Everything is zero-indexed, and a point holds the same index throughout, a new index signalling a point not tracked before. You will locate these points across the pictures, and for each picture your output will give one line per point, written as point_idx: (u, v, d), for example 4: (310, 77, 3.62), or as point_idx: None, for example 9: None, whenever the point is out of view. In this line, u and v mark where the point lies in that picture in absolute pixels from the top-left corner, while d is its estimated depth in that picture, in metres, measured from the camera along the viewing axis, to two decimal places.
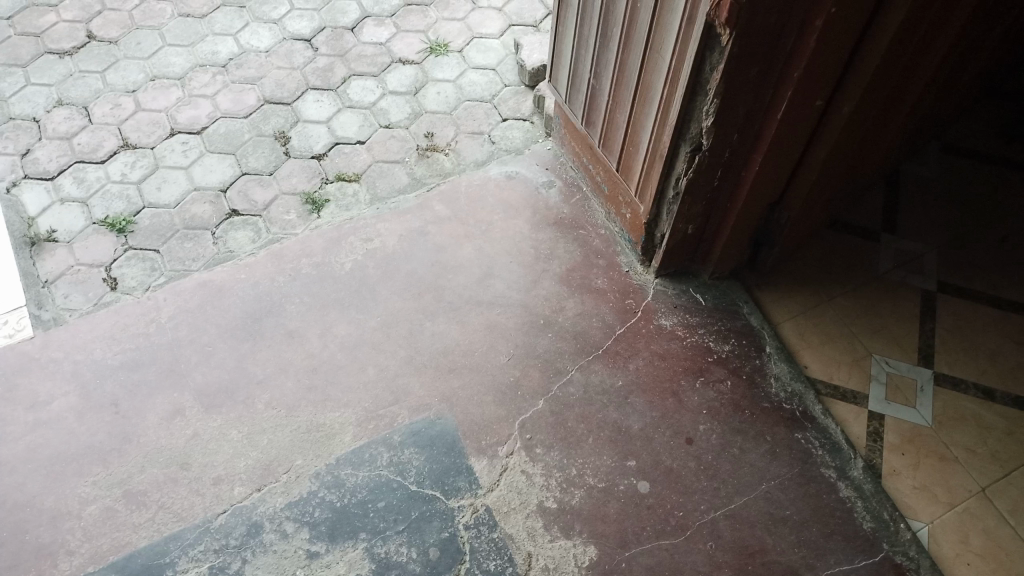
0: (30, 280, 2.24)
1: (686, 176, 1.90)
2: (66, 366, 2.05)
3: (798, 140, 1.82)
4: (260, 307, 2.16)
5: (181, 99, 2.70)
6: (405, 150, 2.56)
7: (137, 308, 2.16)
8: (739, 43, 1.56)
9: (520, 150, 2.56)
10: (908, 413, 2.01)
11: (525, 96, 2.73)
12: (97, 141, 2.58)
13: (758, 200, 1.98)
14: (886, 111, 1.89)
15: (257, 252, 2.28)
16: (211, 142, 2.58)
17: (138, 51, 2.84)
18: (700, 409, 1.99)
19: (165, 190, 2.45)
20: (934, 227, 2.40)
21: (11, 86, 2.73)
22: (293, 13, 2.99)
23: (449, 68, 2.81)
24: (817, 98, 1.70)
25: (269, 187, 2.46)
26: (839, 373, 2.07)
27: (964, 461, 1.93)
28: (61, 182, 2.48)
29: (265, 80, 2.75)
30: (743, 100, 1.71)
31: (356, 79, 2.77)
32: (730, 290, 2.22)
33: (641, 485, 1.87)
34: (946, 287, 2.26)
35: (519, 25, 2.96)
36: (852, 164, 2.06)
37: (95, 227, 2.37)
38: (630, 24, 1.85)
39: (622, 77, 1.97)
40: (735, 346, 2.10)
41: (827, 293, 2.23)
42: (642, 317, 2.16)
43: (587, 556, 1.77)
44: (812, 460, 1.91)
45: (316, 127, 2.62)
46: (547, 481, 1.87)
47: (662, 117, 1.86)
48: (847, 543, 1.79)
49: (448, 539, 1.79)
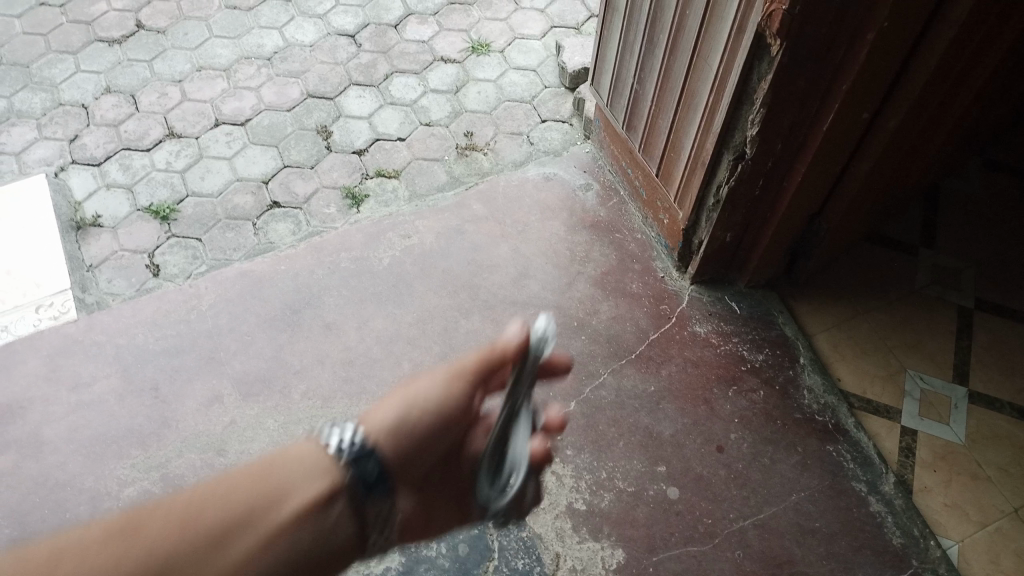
0: (74, 264, 2.30)
1: (728, 185, 1.90)
2: (107, 350, 2.09)
3: (842, 152, 1.81)
4: (298, 298, 2.19)
5: (226, 91, 2.74)
6: (444, 148, 2.58)
7: (178, 294, 2.20)
8: (789, 54, 1.56)
9: (558, 152, 2.56)
10: (941, 430, 2.00)
11: (566, 98, 2.73)
12: (143, 129, 2.63)
13: (798, 210, 1.97)
14: (932, 126, 1.87)
15: (297, 244, 2.31)
16: (254, 133, 2.61)
17: (185, 41, 2.89)
18: (731, 418, 1.99)
19: (208, 179, 2.50)
20: (972, 244, 2.38)
21: (62, 72, 2.79)
22: (338, 8, 3.01)
23: (491, 68, 2.83)
24: (864, 110, 1.70)
25: (310, 180, 2.49)
26: (873, 387, 2.07)
27: (997, 481, 1.92)
28: (107, 168, 2.53)
29: (309, 74, 2.78)
30: (789, 111, 1.71)
31: (398, 76, 2.79)
32: (767, 299, 2.21)
33: (670, 491, 1.88)
34: (984, 305, 2.25)
35: (561, 27, 2.97)
36: (895, 177, 2.05)
37: (140, 213, 2.41)
38: (678, 29, 1.85)
39: (667, 84, 1.98)
40: (769, 356, 2.10)
41: (864, 305, 2.22)
42: (676, 323, 2.16)
43: (614, 559, 1.78)
44: (843, 473, 1.90)
45: (358, 123, 2.65)
46: (577, 483, 1.89)
47: (706, 125, 1.86)
48: (876, 558, 1.78)
49: (477, 536, 1.81)
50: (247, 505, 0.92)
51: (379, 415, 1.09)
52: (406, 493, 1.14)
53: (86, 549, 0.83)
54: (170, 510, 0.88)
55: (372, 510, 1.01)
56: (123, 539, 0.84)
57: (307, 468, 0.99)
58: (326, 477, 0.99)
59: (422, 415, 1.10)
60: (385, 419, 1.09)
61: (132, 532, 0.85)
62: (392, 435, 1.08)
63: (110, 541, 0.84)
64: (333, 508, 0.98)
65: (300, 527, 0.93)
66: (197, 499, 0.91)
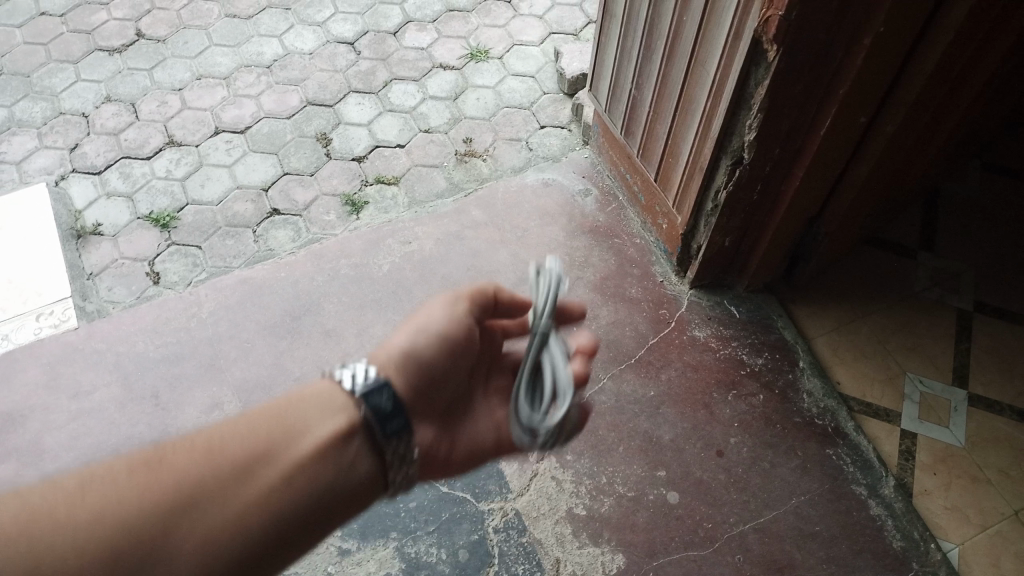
0: (75, 272, 2.31)
1: (726, 189, 1.91)
2: (108, 358, 2.10)
3: (840, 156, 1.82)
4: (298, 305, 2.19)
5: (226, 99, 2.75)
6: (443, 155, 2.59)
7: (178, 301, 2.20)
8: (785, 60, 1.56)
9: (557, 158, 2.57)
10: (941, 433, 2.00)
11: (565, 104, 2.74)
12: (143, 137, 2.64)
13: (797, 214, 1.98)
14: (930, 129, 1.88)
15: (297, 251, 2.32)
16: (254, 141, 2.62)
17: (185, 50, 2.90)
18: (731, 422, 1.99)
19: (208, 187, 2.50)
20: (972, 247, 2.38)
21: (62, 82, 2.80)
22: (337, 16, 3.03)
23: (489, 75, 2.83)
24: (861, 115, 1.70)
25: (310, 188, 2.50)
26: (872, 390, 2.07)
27: (997, 484, 1.92)
28: (107, 177, 2.54)
29: (308, 82, 2.80)
30: (787, 116, 1.71)
31: (397, 83, 2.80)
32: (766, 303, 2.22)
33: (670, 496, 1.88)
34: (983, 308, 2.25)
35: (559, 33, 2.98)
36: (893, 181, 2.06)
37: (140, 221, 2.42)
38: (675, 35, 1.86)
39: (664, 89, 1.99)
40: (769, 360, 2.10)
41: (863, 309, 2.22)
42: (676, 327, 2.17)
43: (614, 564, 1.78)
44: (843, 476, 1.90)
45: (357, 130, 2.66)
46: (577, 488, 1.89)
47: (703, 130, 1.87)
48: (876, 561, 1.78)
49: (477, 542, 1.81)
50: (263, 443, 1.08)
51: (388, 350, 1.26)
52: (427, 418, 1.30)
53: (121, 475, 1.01)
54: (197, 447, 1.06)
55: (388, 445, 1.13)
56: (153, 468, 1.02)
57: (328, 402, 1.15)
58: (345, 412, 1.14)
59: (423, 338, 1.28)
60: (391, 352, 1.25)
61: (158, 461, 1.04)
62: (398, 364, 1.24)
63: (139, 468, 1.02)
64: (348, 443, 1.12)
65: (311, 461, 1.08)
66: (226, 437, 1.08)
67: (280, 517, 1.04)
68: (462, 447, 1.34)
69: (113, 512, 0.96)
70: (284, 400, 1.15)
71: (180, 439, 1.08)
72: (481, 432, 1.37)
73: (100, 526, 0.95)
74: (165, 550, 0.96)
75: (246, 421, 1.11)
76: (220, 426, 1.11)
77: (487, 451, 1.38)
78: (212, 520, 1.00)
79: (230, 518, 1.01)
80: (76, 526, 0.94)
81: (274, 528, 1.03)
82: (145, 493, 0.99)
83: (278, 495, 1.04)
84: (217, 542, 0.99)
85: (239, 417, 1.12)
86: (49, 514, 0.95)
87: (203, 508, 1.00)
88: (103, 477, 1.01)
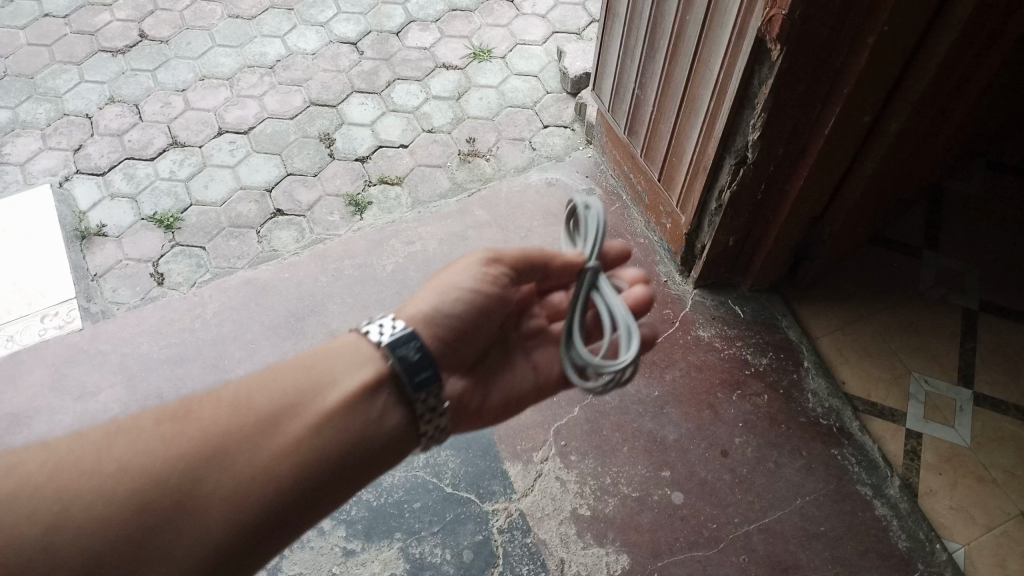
0: (79, 273, 2.31)
1: (730, 189, 1.90)
2: (113, 359, 2.10)
3: (843, 156, 1.81)
4: (302, 306, 2.19)
5: (229, 99, 2.75)
6: (447, 155, 2.59)
7: (183, 303, 2.21)
8: (789, 59, 1.56)
9: (561, 157, 2.57)
10: (946, 432, 2.00)
11: (568, 103, 2.74)
12: (146, 138, 2.64)
13: (801, 213, 1.97)
14: (934, 128, 1.87)
15: (300, 252, 2.32)
16: (258, 142, 2.62)
17: (188, 51, 2.90)
18: (736, 422, 1.99)
19: (212, 188, 2.51)
20: (976, 246, 2.38)
21: (66, 83, 2.80)
22: (340, 16, 3.03)
23: (492, 74, 2.83)
24: (865, 114, 1.70)
25: (313, 188, 2.50)
26: (877, 390, 2.06)
27: (1002, 484, 1.91)
28: (111, 178, 2.54)
29: (311, 82, 2.80)
30: (790, 115, 1.71)
31: (401, 82, 2.80)
32: (770, 303, 2.21)
33: (675, 496, 1.87)
34: (988, 307, 2.24)
35: (562, 32, 2.98)
36: (897, 180, 2.05)
37: (144, 222, 2.43)
38: (678, 34, 1.85)
39: (668, 89, 1.98)
40: (773, 360, 2.10)
41: (868, 308, 2.22)
42: (680, 327, 2.16)
43: (619, 564, 1.78)
44: (848, 477, 1.90)
45: (360, 130, 2.66)
46: (581, 489, 1.89)
47: (707, 129, 1.87)
48: (881, 562, 1.78)
49: (482, 542, 1.81)
50: (290, 399, 1.25)
51: (418, 307, 1.41)
52: (457, 370, 1.48)
53: (152, 427, 1.18)
54: (228, 404, 1.24)
55: (418, 395, 1.30)
56: (187, 422, 1.20)
57: (356, 357, 1.32)
58: (373, 366, 1.31)
59: (444, 297, 1.42)
60: (421, 309, 1.40)
61: (187, 415, 1.21)
62: (426, 319, 1.39)
63: (169, 420, 1.20)
64: (375, 395, 1.29)
65: (334, 413, 1.25)
66: (254, 392, 1.26)
67: (306, 460, 1.20)
68: (496, 396, 1.53)
69: (142, 460, 1.13)
70: (311, 359, 1.33)
71: (210, 395, 1.25)
72: (517, 380, 1.55)
73: (136, 472, 1.11)
74: (198, 495, 1.13)
75: (273, 379, 1.29)
76: (250, 383, 1.28)
77: (525, 397, 1.57)
78: (240, 467, 1.16)
79: (258, 464, 1.17)
80: (116, 471, 1.11)
81: (297, 475, 1.19)
82: (173, 442, 1.16)
83: (303, 445, 1.21)
84: (245, 485, 1.15)
85: (266, 376, 1.30)
86: (80, 463, 1.11)
87: (232, 457, 1.16)
88: (140, 429, 1.18)
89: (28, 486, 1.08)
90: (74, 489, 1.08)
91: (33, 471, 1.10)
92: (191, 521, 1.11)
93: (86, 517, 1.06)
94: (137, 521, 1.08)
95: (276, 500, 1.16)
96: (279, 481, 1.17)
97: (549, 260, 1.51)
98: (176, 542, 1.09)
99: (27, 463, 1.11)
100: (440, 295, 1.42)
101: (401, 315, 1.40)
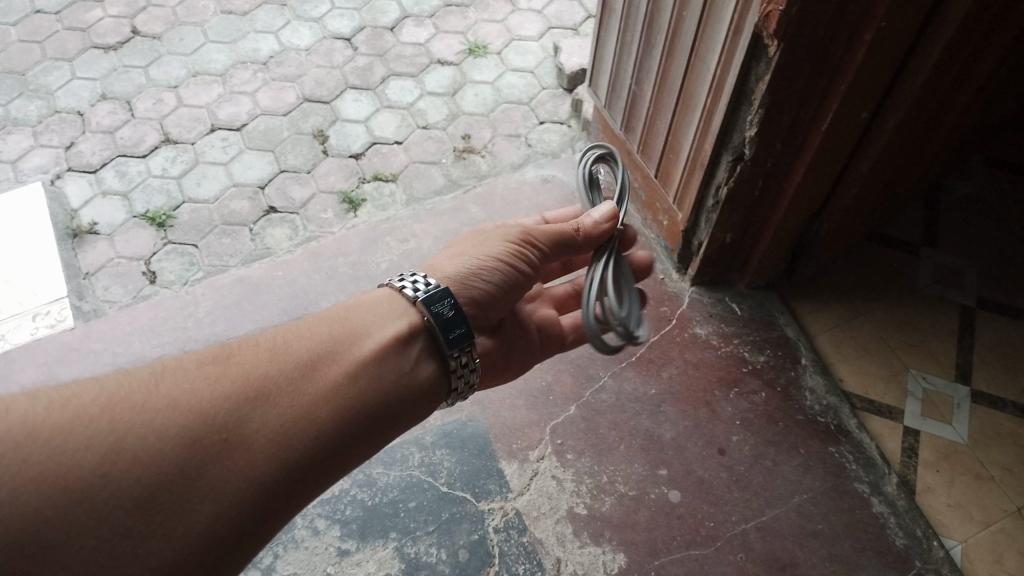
0: (71, 272, 2.29)
1: (727, 185, 1.89)
2: (104, 358, 2.08)
3: (841, 153, 1.80)
4: (296, 304, 2.17)
5: (222, 96, 2.73)
6: (441, 151, 2.57)
7: (175, 301, 2.19)
8: (786, 55, 1.54)
9: (557, 154, 2.55)
10: (944, 430, 1.99)
11: (564, 99, 2.72)
12: (138, 135, 2.62)
13: (798, 211, 1.96)
14: (932, 124, 1.86)
15: (294, 250, 2.30)
16: (250, 139, 2.60)
17: (180, 47, 2.88)
18: (733, 419, 1.98)
19: (205, 185, 2.49)
20: (974, 242, 2.37)
21: (57, 79, 2.78)
22: (334, 12, 3.00)
23: (488, 70, 2.81)
24: (862, 110, 1.68)
25: (307, 185, 2.48)
26: (875, 388, 2.05)
27: (1000, 481, 1.90)
28: (103, 175, 2.52)
29: (305, 78, 2.77)
30: (788, 111, 1.69)
31: (395, 79, 2.78)
32: (768, 300, 2.20)
33: (672, 495, 1.86)
34: (986, 304, 2.23)
35: (558, 27, 2.96)
36: (895, 176, 2.04)
37: (136, 220, 2.41)
38: (675, 29, 1.84)
39: (665, 85, 1.97)
40: (771, 357, 2.08)
41: (865, 305, 2.20)
42: (677, 325, 2.15)
43: (615, 563, 1.77)
44: (846, 474, 1.89)
45: (354, 127, 2.64)
46: (577, 487, 1.87)
47: (704, 126, 1.85)
48: (879, 559, 1.76)
49: (478, 542, 1.80)
50: (327, 347, 1.26)
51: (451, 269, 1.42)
52: (483, 331, 1.52)
53: (193, 368, 1.18)
54: (266, 349, 1.24)
55: (453, 350, 1.34)
56: (228, 364, 1.19)
57: (390, 311, 1.36)
58: (408, 318, 1.35)
59: (481, 261, 1.44)
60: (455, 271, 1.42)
61: (227, 358, 1.21)
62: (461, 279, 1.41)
63: (210, 362, 1.19)
64: (407, 347, 1.32)
65: (371, 362, 1.26)
66: (289, 339, 1.27)
67: (345, 403, 1.21)
68: (515, 358, 1.61)
69: (189, 397, 1.12)
70: (342, 313, 1.34)
71: (246, 342, 1.26)
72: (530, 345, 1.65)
73: (183, 409, 1.10)
74: (243, 434, 1.11)
75: (308, 330, 1.30)
76: (285, 332, 1.29)
77: (529, 358, 1.66)
78: (284, 408, 1.16)
79: (301, 407, 1.17)
80: (162, 407, 1.10)
81: (337, 419, 1.19)
82: (216, 381, 1.16)
83: (341, 391, 1.22)
84: (288, 428, 1.15)
85: (300, 327, 1.30)
86: (130, 399, 1.10)
87: (276, 398, 1.16)
88: (182, 370, 1.17)
89: (79, 418, 1.05)
90: (124, 423, 1.06)
91: (78, 404, 1.08)
92: (237, 459, 1.09)
93: (136, 452, 1.05)
94: (186, 456, 1.07)
95: (318, 442, 1.16)
96: (321, 425, 1.17)
97: (581, 242, 1.50)
98: (223, 478, 1.08)
99: (73, 398, 1.09)
100: (477, 258, 1.44)
101: (436, 275, 1.43)
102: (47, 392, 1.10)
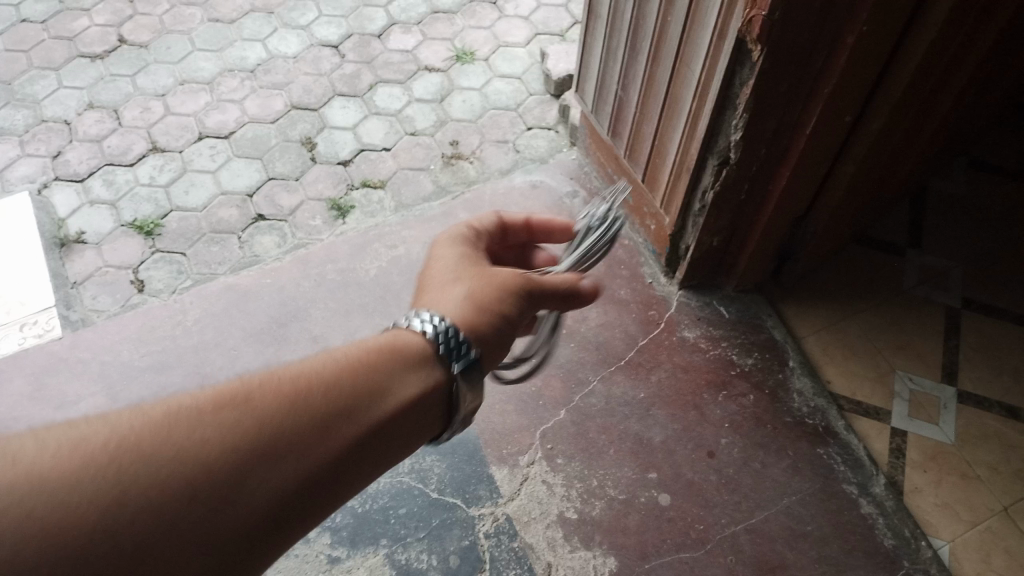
0: (59, 281, 2.28)
1: (713, 190, 1.90)
2: (93, 367, 2.08)
3: (825, 156, 1.81)
4: (285, 311, 2.17)
5: (210, 104, 2.73)
6: (429, 158, 2.57)
7: (163, 310, 2.19)
8: (769, 59, 1.55)
9: (544, 159, 2.56)
10: (931, 430, 2.00)
11: (551, 105, 2.73)
12: (126, 144, 2.62)
13: (784, 214, 1.97)
14: (915, 126, 1.87)
15: (283, 257, 2.30)
16: (238, 146, 2.60)
17: (167, 55, 2.88)
18: (722, 422, 1.99)
19: (192, 193, 2.49)
20: (958, 243, 2.39)
21: (44, 89, 2.77)
22: (321, 20, 3.01)
23: (475, 77, 2.82)
24: (846, 114, 1.69)
25: (295, 193, 2.48)
26: (862, 389, 2.07)
27: (988, 480, 1.92)
28: (90, 184, 2.52)
29: (293, 86, 2.78)
30: (772, 115, 1.70)
31: (383, 86, 2.79)
32: (755, 303, 2.21)
33: (662, 498, 1.87)
34: (971, 304, 2.25)
35: (545, 34, 2.97)
36: (880, 179, 2.05)
37: (124, 229, 2.40)
38: (660, 35, 1.85)
39: (650, 91, 1.98)
40: (759, 360, 2.09)
41: (853, 307, 2.22)
42: (666, 329, 2.16)
43: (606, 567, 1.77)
44: (834, 475, 1.90)
45: (342, 134, 2.64)
46: (568, 492, 1.88)
47: (690, 131, 1.86)
48: (868, 560, 1.77)
49: (468, 547, 1.80)
50: (355, 397, 1.00)
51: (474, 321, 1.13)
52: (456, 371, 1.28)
53: (207, 406, 0.90)
54: (291, 386, 0.96)
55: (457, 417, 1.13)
56: (249, 407, 0.92)
57: (420, 355, 1.09)
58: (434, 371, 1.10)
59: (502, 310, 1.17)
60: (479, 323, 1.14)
61: (248, 396, 0.93)
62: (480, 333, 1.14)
63: (228, 401, 0.91)
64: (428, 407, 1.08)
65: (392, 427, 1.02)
66: (316, 375, 0.99)
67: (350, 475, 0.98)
68: None
69: (198, 449, 0.85)
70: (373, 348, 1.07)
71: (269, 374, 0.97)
72: None
73: (193, 462, 0.84)
74: (249, 498, 0.87)
75: (333, 355, 1.03)
76: (311, 365, 1.01)
77: None
78: (297, 477, 0.91)
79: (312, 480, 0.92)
80: (169, 457, 0.83)
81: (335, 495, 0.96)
82: (232, 430, 0.89)
83: (354, 456, 0.98)
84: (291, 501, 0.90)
85: (321, 351, 1.04)
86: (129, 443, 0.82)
87: (293, 465, 0.91)
88: (195, 409, 0.89)
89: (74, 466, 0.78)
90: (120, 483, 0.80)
91: (85, 448, 0.81)
92: (236, 531, 0.85)
93: (136, 514, 0.79)
94: (186, 521, 0.82)
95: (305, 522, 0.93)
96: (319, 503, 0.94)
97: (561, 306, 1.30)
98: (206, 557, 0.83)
99: (82, 438, 0.82)
100: (498, 306, 1.17)
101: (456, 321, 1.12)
102: (52, 430, 0.83)
